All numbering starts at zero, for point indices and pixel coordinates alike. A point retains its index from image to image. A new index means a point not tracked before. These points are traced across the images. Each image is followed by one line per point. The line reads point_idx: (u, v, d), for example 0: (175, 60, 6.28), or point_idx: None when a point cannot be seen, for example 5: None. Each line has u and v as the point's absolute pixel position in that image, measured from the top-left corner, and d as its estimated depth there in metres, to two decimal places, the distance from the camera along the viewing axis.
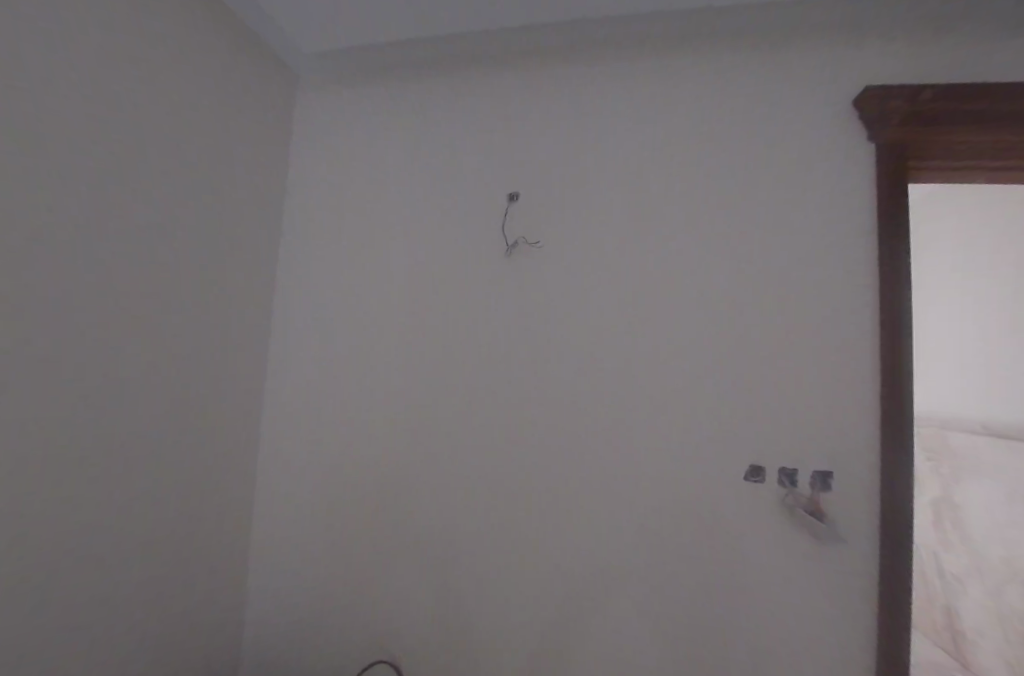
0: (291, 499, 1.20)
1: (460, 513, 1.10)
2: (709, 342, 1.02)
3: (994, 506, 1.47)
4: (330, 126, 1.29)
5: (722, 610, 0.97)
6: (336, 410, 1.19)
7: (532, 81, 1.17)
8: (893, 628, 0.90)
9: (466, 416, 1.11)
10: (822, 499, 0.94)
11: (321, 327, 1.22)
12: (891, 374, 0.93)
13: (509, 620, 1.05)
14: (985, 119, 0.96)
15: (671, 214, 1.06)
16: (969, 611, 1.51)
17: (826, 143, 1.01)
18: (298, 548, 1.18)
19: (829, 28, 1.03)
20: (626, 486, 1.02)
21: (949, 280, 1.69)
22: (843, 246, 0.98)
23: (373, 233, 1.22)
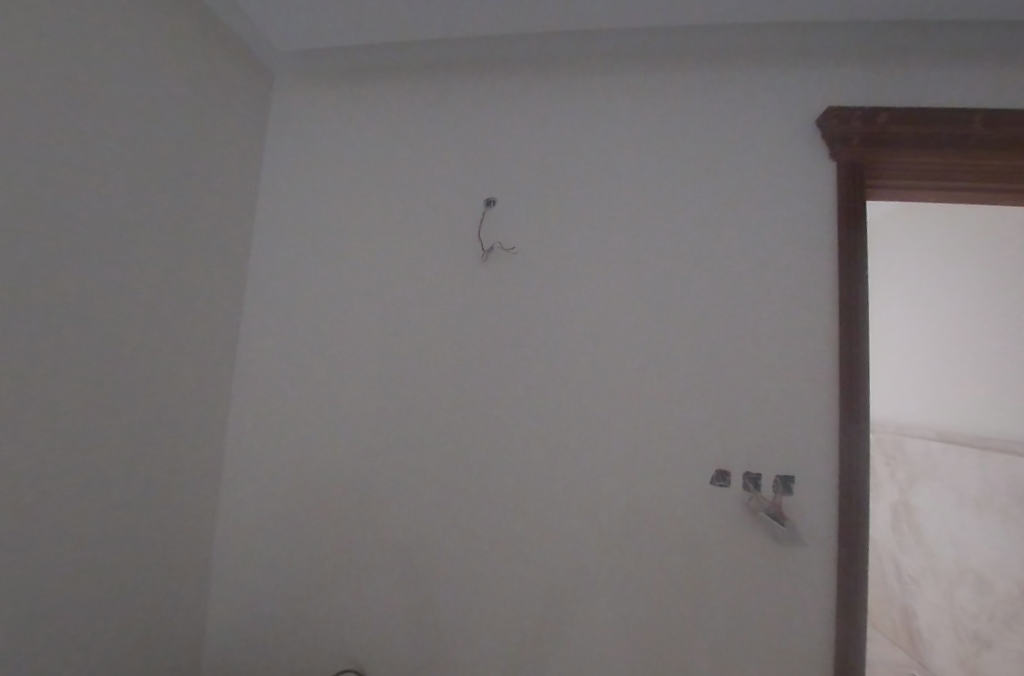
0: (259, 503, 1.17)
1: (430, 515, 1.09)
2: (669, 348, 1.04)
3: (946, 509, 1.54)
4: (308, 124, 1.27)
5: (686, 611, 0.99)
6: (308, 413, 1.17)
7: (512, 86, 1.19)
8: (849, 631, 0.93)
9: (436, 415, 1.11)
10: (783, 503, 0.97)
11: (295, 327, 1.20)
12: (850, 383, 0.97)
13: (480, 622, 1.05)
14: (935, 142, 1.02)
15: (641, 221, 1.08)
16: (922, 611, 1.58)
17: (790, 159, 1.05)
18: (264, 553, 1.16)
19: (795, 49, 1.08)
20: (594, 487, 1.04)
21: (907, 293, 1.77)
22: (804, 259, 1.02)
23: (350, 233, 1.20)
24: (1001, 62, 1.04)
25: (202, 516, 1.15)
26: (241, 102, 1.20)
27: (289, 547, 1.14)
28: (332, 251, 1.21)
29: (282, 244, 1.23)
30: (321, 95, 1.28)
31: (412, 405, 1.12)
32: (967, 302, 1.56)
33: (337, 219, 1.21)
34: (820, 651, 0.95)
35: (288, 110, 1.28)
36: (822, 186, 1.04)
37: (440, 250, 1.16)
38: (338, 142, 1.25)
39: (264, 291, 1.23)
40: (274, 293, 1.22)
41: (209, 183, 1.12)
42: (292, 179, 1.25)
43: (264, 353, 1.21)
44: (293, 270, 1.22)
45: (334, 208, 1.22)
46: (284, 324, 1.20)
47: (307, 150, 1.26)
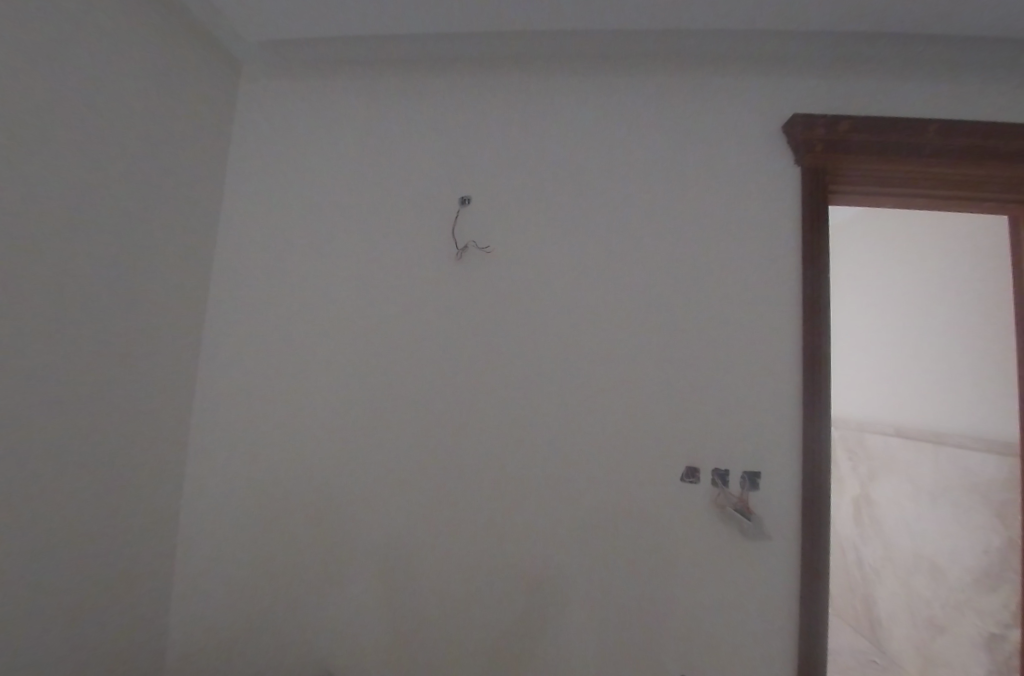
0: (225, 510, 1.13)
1: (404, 516, 1.08)
2: (641, 348, 1.06)
3: (904, 501, 1.62)
4: (276, 117, 1.22)
5: (657, 605, 1.01)
6: (277, 415, 1.13)
7: (487, 83, 1.17)
8: (813, 622, 0.96)
9: (409, 416, 1.09)
10: (750, 499, 1.00)
11: (263, 327, 1.16)
12: (812, 382, 1.00)
13: (455, 623, 1.04)
14: (893, 150, 1.06)
15: (614, 222, 1.09)
16: (883, 599, 1.67)
17: (758, 164, 1.08)
18: (230, 561, 1.12)
19: (765, 55, 1.11)
20: (567, 485, 1.04)
21: (870, 295, 1.85)
22: (771, 261, 1.05)
23: (320, 230, 1.17)
24: (953, 75, 1.10)
25: (161, 524, 1.10)
26: (205, 92, 1.15)
27: (257, 554, 1.11)
28: (302, 248, 1.17)
29: (249, 241, 1.19)
30: (290, 86, 1.23)
31: (384, 407, 1.10)
32: (920, 303, 1.63)
33: (307, 215, 1.18)
34: (784, 643, 0.98)
35: (256, 101, 1.23)
36: (788, 190, 1.07)
37: (414, 248, 1.14)
38: (308, 136, 1.21)
39: (229, 289, 1.18)
40: (240, 291, 1.18)
41: (172, 178, 1.08)
42: (259, 173, 1.21)
43: (229, 354, 1.16)
44: (260, 267, 1.18)
45: (304, 204, 1.19)
46: (250, 323, 1.16)
47: (275, 144, 1.21)
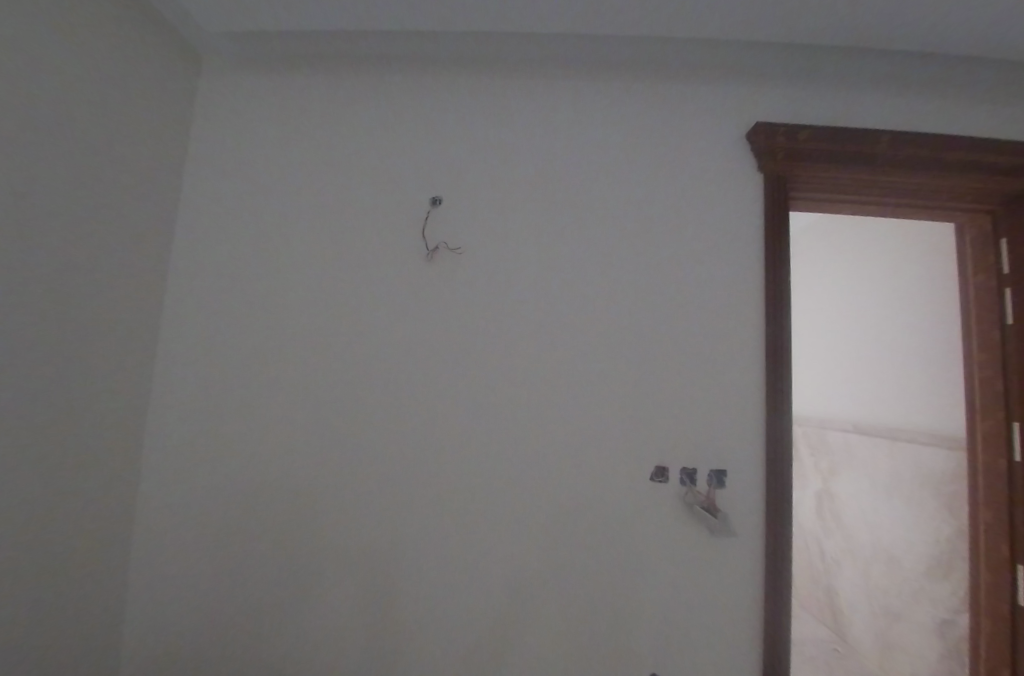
0: (184, 521, 1.09)
1: (373, 521, 1.06)
2: (610, 349, 1.07)
3: (862, 493, 1.70)
4: (239, 111, 1.18)
5: (627, 602, 1.02)
6: (240, 421, 1.09)
7: (457, 82, 1.16)
8: (776, 612, 0.99)
9: (378, 418, 1.07)
10: (716, 496, 1.02)
11: (225, 329, 1.12)
12: (774, 381, 1.03)
13: (427, 626, 1.03)
14: (849, 160, 1.11)
15: (585, 224, 1.10)
16: (844, 589, 1.74)
17: (724, 169, 1.11)
18: (191, 574, 1.08)
19: (729, 64, 1.14)
20: (538, 486, 1.04)
21: (829, 297, 1.93)
22: (736, 263, 1.08)
23: (286, 229, 1.13)
24: (904, 89, 1.15)
25: (116, 534, 1.05)
26: (162, 84, 1.10)
27: (220, 565, 1.07)
28: (266, 248, 1.13)
29: (211, 240, 1.14)
30: (254, 79, 1.19)
31: (353, 410, 1.08)
32: (875, 304, 1.71)
33: (272, 214, 1.14)
34: (749, 635, 1.01)
35: (217, 93, 1.19)
36: (752, 196, 1.10)
37: (384, 248, 1.11)
38: (273, 131, 1.17)
39: (188, 290, 1.13)
40: (200, 292, 1.13)
41: (123, 173, 1.03)
42: (221, 169, 1.16)
43: (188, 358, 1.11)
44: (222, 267, 1.13)
45: (268, 201, 1.15)
46: (211, 325, 1.12)
47: (238, 139, 1.17)
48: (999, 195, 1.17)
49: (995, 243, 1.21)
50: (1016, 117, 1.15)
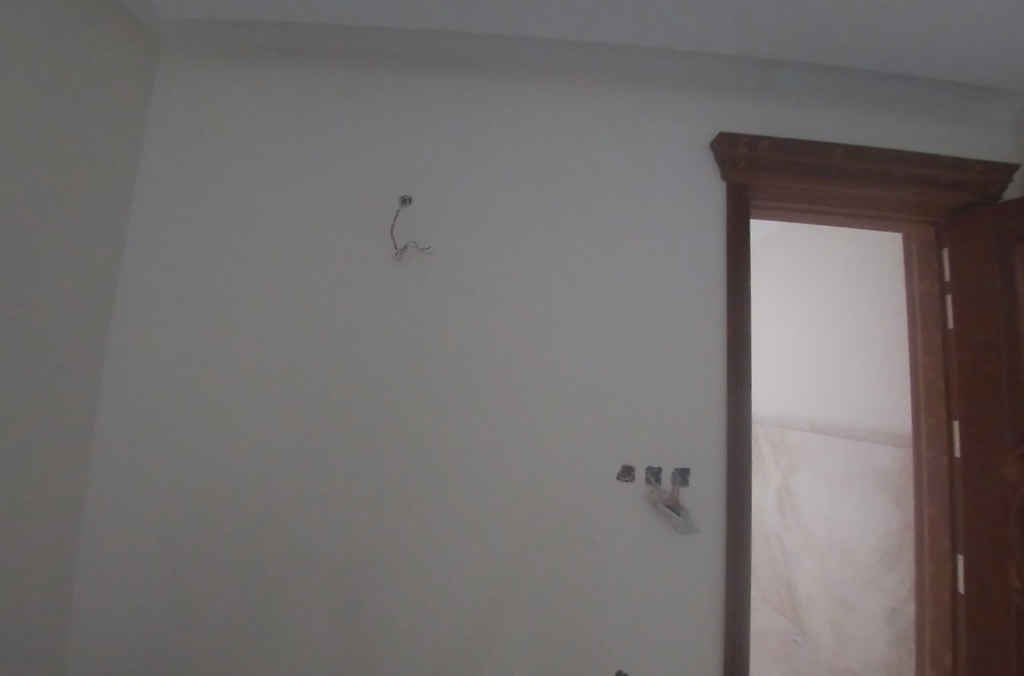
0: (135, 532, 1.03)
1: (337, 524, 1.04)
2: (578, 350, 1.08)
3: (818, 489, 1.78)
4: (200, 103, 1.14)
5: (594, 600, 1.04)
6: (199, 425, 1.05)
7: (427, 81, 1.15)
8: (735, 604, 1.03)
9: (343, 420, 1.05)
10: (680, 494, 1.05)
11: (183, 329, 1.07)
12: (734, 382, 1.07)
13: (392, 630, 1.02)
14: (805, 171, 1.16)
15: (555, 227, 1.11)
16: (803, 581, 1.83)
17: (689, 176, 1.14)
18: (143, 587, 1.03)
19: (694, 75, 1.18)
20: (506, 487, 1.05)
21: (789, 302, 2.02)
22: (700, 268, 1.11)
23: (250, 226, 1.10)
24: (858, 106, 1.22)
25: (58, 544, 0.99)
26: (114, 72, 1.05)
27: (177, 576, 1.03)
28: (229, 245, 1.09)
29: (168, 236, 1.09)
30: (217, 70, 1.15)
31: (318, 412, 1.06)
32: (830, 309, 1.81)
33: (235, 210, 1.10)
34: (711, 628, 1.04)
35: (177, 84, 1.14)
36: (715, 202, 1.14)
37: (351, 247, 1.10)
38: (236, 125, 1.13)
39: (142, 289, 1.08)
40: (156, 290, 1.08)
41: (67, 165, 0.97)
42: (180, 163, 1.11)
43: (142, 359, 1.06)
44: (180, 265, 1.09)
45: (232, 197, 1.11)
46: (168, 325, 1.07)
47: (199, 132, 1.12)
48: (941, 208, 1.25)
49: (937, 252, 1.29)
50: (954, 136, 1.24)
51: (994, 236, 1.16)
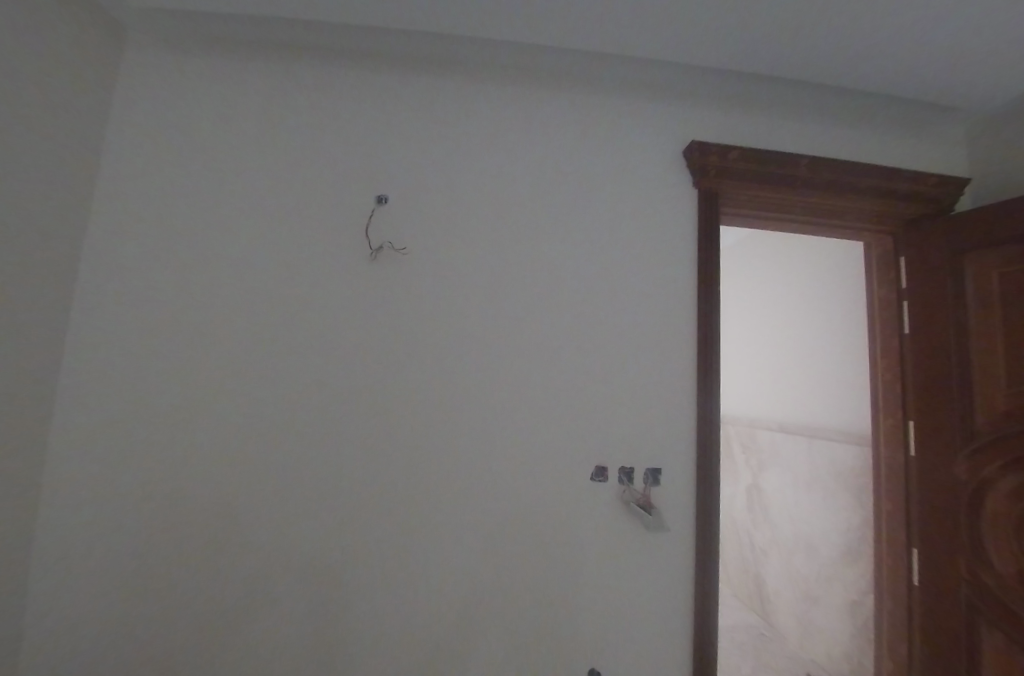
0: (94, 543, 0.99)
1: (309, 526, 1.02)
2: (553, 352, 1.10)
3: (784, 487, 1.86)
4: (169, 95, 1.10)
5: (567, 598, 1.05)
6: (164, 429, 1.02)
7: (404, 81, 1.15)
8: (703, 599, 1.06)
9: (316, 422, 1.04)
10: (651, 493, 1.07)
11: (147, 330, 1.03)
12: (704, 383, 1.10)
13: (365, 633, 1.01)
14: (772, 180, 1.20)
15: (531, 230, 1.12)
16: (771, 577, 1.90)
17: (662, 183, 1.17)
18: (103, 600, 0.99)
19: (668, 85, 1.21)
20: (480, 488, 1.05)
21: (759, 307, 2.10)
22: (672, 272, 1.15)
23: (220, 224, 1.07)
24: (823, 119, 1.27)
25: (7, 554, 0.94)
26: (75, 61, 1.01)
27: (140, 587, 0.99)
28: (198, 243, 1.06)
29: (133, 234, 1.05)
30: (186, 64, 1.11)
31: (290, 414, 1.04)
32: (795, 315, 1.89)
33: (205, 207, 1.07)
34: (680, 622, 1.06)
35: (143, 76, 1.10)
36: (687, 209, 1.17)
37: (325, 246, 1.08)
38: (207, 121, 1.10)
39: (103, 286, 1.03)
40: (119, 290, 1.04)
41: (20, 158, 0.93)
42: (146, 159, 1.08)
43: (103, 359, 1.02)
44: (145, 264, 1.05)
45: (202, 194, 1.08)
46: (131, 327, 1.03)
47: (165, 127, 1.09)
48: (899, 219, 1.31)
49: (895, 261, 1.36)
50: (910, 151, 1.31)
51: (948, 243, 1.21)
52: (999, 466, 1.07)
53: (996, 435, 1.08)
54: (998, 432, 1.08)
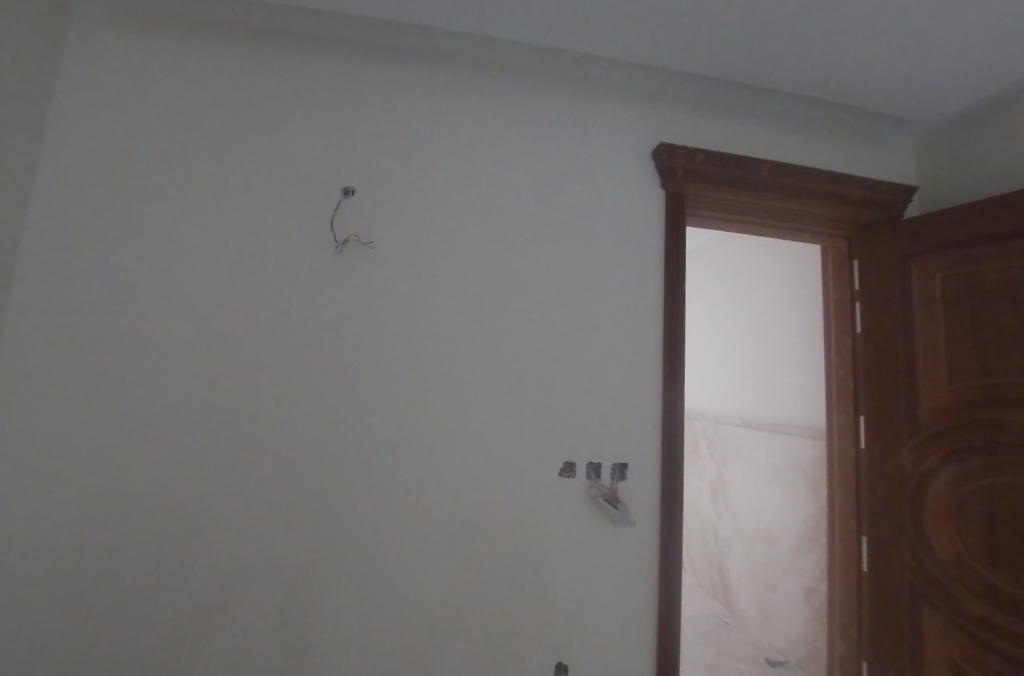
0: (34, 554, 0.93)
1: (271, 526, 0.99)
2: (523, 349, 1.10)
3: (746, 481, 1.94)
4: (120, 76, 1.04)
5: (535, 590, 1.06)
6: (114, 432, 0.96)
7: (373, 71, 1.12)
8: (667, 588, 1.09)
9: (278, 419, 1.01)
10: (617, 487, 1.09)
11: (96, 323, 0.97)
12: (669, 378, 1.13)
13: (330, 632, 0.99)
14: (737, 184, 1.24)
15: (502, 226, 1.12)
16: (733, 566, 1.99)
17: (631, 183, 1.19)
18: (44, 614, 0.92)
19: (638, 87, 1.23)
20: (449, 484, 1.05)
21: (724, 308, 2.18)
22: (639, 270, 1.17)
23: (177, 215, 1.02)
24: (784, 127, 1.32)
25: None
26: (11, 33, 0.93)
27: (87, 599, 0.94)
28: (153, 234, 1.01)
29: (79, 222, 0.99)
30: (139, 44, 1.05)
31: (251, 411, 1.00)
32: (756, 315, 1.96)
33: (160, 197, 1.02)
34: (645, 612, 1.09)
35: (90, 55, 1.03)
36: (655, 208, 1.20)
37: (289, 239, 1.05)
38: (162, 105, 1.04)
39: (46, 276, 0.97)
40: (63, 281, 0.97)
41: None
42: (93, 144, 1.01)
43: (45, 353, 0.96)
44: (92, 256, 0.98)
45: (157, 183, 1.02)
46: (76, 321, 0.97)
47: (116, 109, 1.03)
48: (853, 223, 1.38)
49: (848, 263, 1.43)
50: (862, 159, 1.38)
51: (896, 246, 1.28)
52: (940, 456, 1.14)
53: (939, 428, 1.15)
54: (938, 424, 1.15)
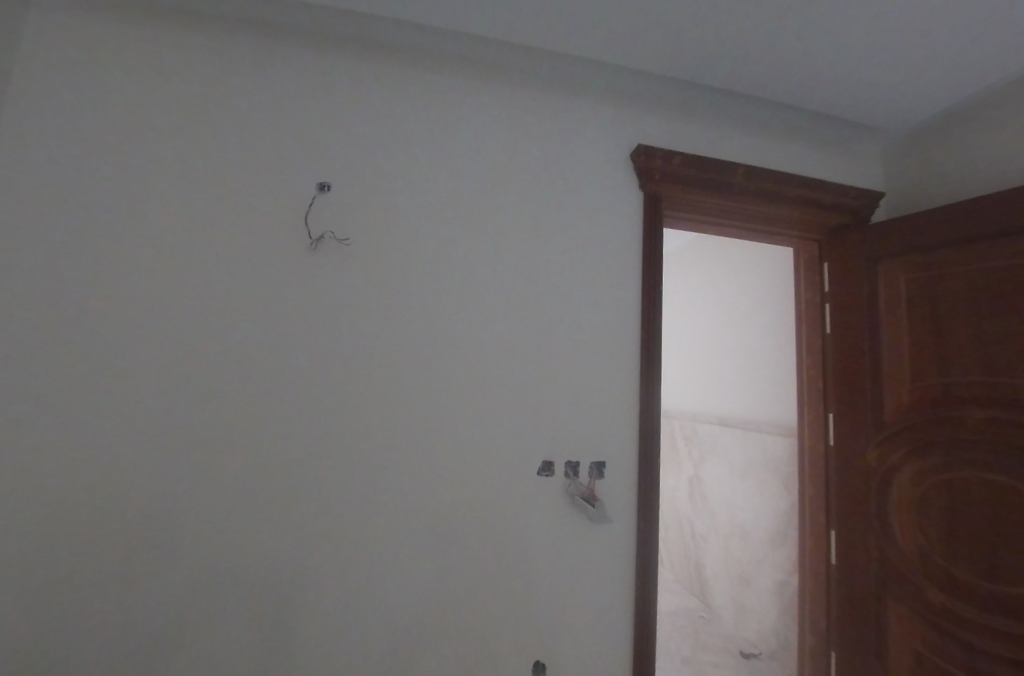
0: None
1: (241, 529, 0.96)
2: (502, 348, 1.10)
3: (721, 478, 1.98)
4: (80, 60, 0.99)
5: (514, 589, 1.06)
6: (71, 433, 0.92)
7: (348, 64, 1.10)
8: (644, 584, 1.10)
9: (249, 419, 0.98)
10: (595, 485, 1.10)
11: (52, 318, 0.92)
12: (646, 377, 1.14)
13: (303, 636, 0.96)
14: (713, 186, 1.26)
15: (482, 224, 1.12)
16: (709, 561, 2.03)
17: (611, 183, 1.20)
18: None
19: (617, 88, 1.24)
20: (426, 484, 1.04)
21: (701, 308, 2.22)
22: (618, 269, 1.18)
23: (143, 209, 0.98)
24: (758, 132, 1.35)
25: None
26: None
27: (39, 612, 0.88)
28: (116, 226, 0.97)
29: (34, 211, 0.94)
30: (101, 27, 1.00)
31: (221, 411, 0.97)
32: (732, 315, 2.01)
33: (124, 189, 0.98)
34: (623, 608, 1.10)
35: (48, 38, 0.98)
36: (633, 208, 1.21)
37: (261, 234, 1.02)
38: (127, 93, 1.00)
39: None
40: (16, 274, 0.92)
41: None
42: (52, 129, 0.96)
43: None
44: (48, 248, 0.93)
45: (120, 173, 0.98)
46: (30, 316, 0.92)
47: (76, 94, 0.98)
48: (824, 227, 1.43)
49: (819, 266, 1.48)
50: (832, 164, 1.42)
51: (863, 250, 1.33)
52: (904, 452, 1.19)
53: (902, 426, 1.19)
54: (902, 422, 1.20)
